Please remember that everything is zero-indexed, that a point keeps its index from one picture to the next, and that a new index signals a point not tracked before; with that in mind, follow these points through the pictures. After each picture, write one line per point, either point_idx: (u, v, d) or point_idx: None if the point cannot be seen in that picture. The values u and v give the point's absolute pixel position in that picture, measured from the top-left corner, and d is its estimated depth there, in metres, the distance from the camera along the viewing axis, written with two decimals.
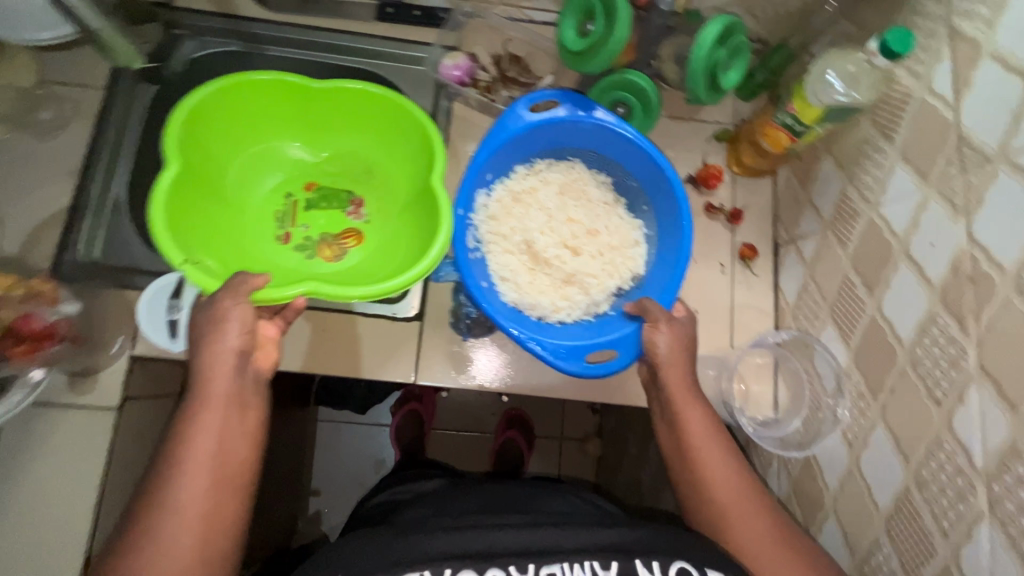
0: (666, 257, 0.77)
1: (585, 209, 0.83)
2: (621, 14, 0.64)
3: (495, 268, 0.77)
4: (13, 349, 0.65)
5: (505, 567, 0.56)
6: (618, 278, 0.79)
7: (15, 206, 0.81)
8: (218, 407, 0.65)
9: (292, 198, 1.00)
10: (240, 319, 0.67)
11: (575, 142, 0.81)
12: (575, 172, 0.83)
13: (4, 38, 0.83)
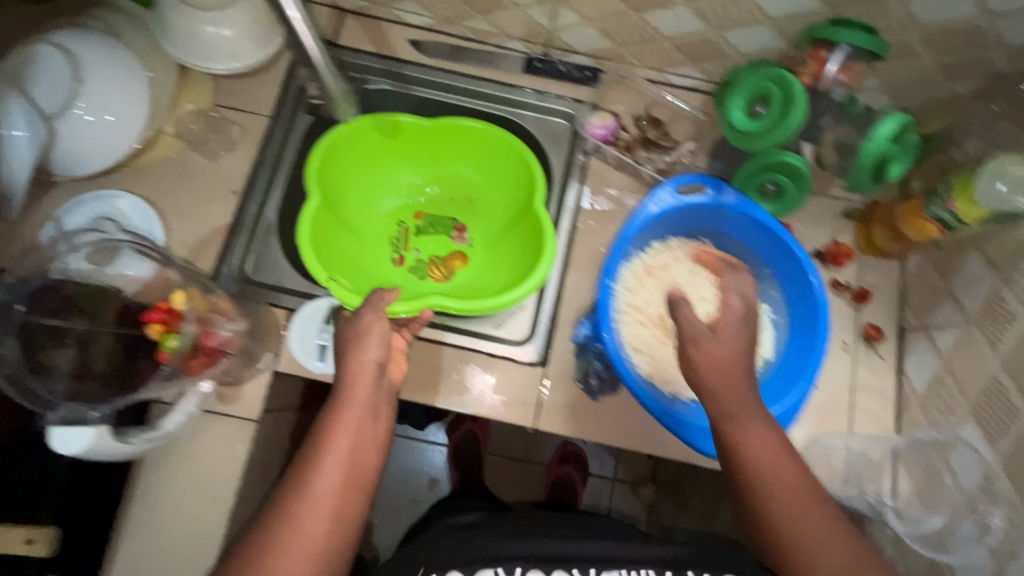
0: (801, 347, 0.77)
1: (716, 288, 0.84)
2: (804, 102, 0.65)
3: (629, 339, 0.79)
4: (191, 362, 0.71)
5: None
6: (749, 360, 0.80)
7: (182, 219, 0.88)
8: (354, 420, 0.64)
9: (404, 224, 1.04)
10: (380, 332, 0.69)
11: (706, 225, 0.84)
12: (706, 252, 0.85)
13: (190, 62, 0.89)
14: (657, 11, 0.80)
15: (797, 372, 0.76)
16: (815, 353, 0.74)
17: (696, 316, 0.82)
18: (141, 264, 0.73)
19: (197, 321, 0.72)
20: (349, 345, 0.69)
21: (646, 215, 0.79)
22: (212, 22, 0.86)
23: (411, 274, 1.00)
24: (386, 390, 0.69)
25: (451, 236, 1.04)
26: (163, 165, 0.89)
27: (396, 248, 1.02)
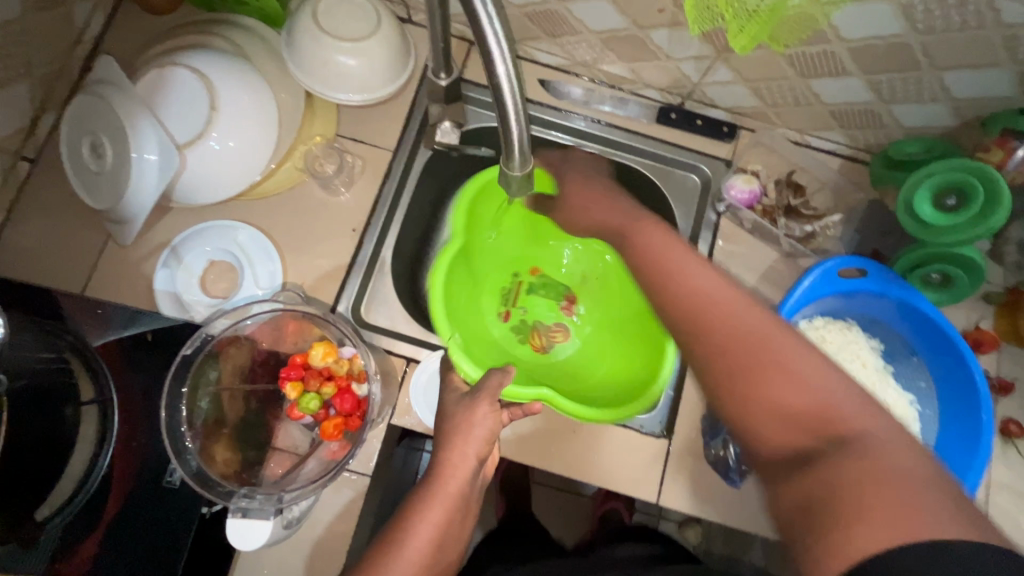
0: (965, 453, 0.72)
1: (861, 374, 0.79)
2: (1009, 201, 0.63)
3: None
4: (330, 423, 0.66)
5: None
6: None
7: (298, 255, 0.83)
8: (443, 505, 0.62)
9: (519, 277, 0.99)
10: (486, 431, 0.66)
11: (857, 304, 0.79)
12: (852, 333, 0.80)
13: (313, 91, 0.83)
14: (826, 78, 0.75)
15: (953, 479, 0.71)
16: (979, 463, 0.69)
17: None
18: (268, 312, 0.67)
19: (334, 380, 0.68)
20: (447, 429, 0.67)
21: (800, 294, 0.75)
22: (346, 52, 0.80)
23: (512, 332, 0.96)
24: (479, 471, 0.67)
25: (561, 305, 0.98)
26: (281, 195, 0.85)
27: (504, 300, 0.97)
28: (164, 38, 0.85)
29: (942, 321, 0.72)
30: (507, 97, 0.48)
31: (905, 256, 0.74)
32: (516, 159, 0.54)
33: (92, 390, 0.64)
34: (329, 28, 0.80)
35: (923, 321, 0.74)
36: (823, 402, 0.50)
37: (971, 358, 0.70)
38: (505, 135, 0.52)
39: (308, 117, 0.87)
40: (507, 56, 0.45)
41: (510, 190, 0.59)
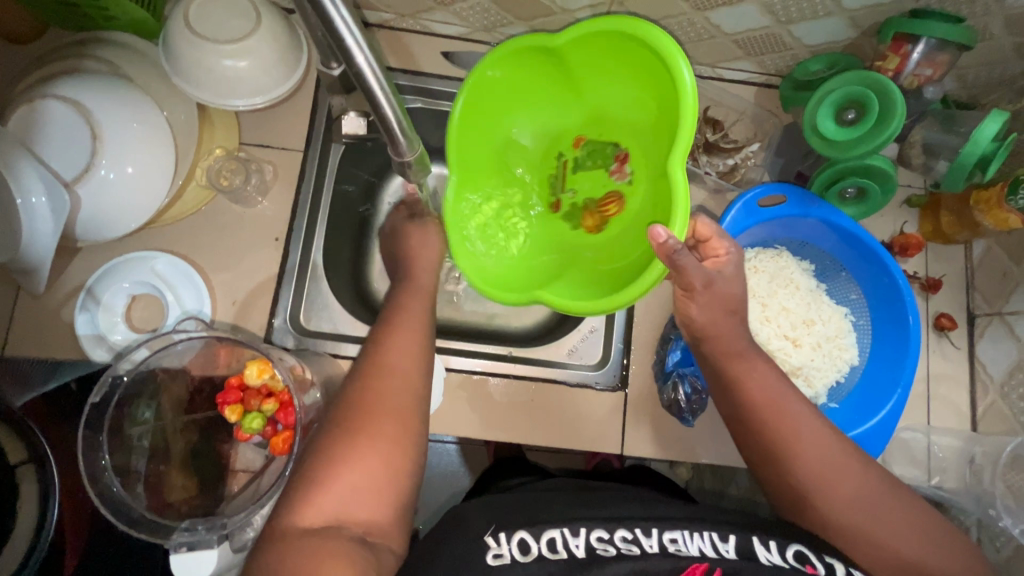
0: (897, 350, 0.75)
1: (795, 297, 0.82)
2: (903, 105, 0.64)
3: None
4: (278, 437, 0.66)
5: (632, 529, 0.56)
6: (838, 370, 0.79)
7: (226, 273, 0.81)
8: (411, 326, 0.64)
9: (563, 155, 0.80)
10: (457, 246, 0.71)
11: (786, 233, 0.81)
12: (784, 260, 0.83)
13: (204, 102, 0.79)
14: (722, 8, 0.74)
15: (890, 378, 0.74)
16: (912, 358, 0.72)
17: (783, 328, 0.80)
18: (192, 342, 0.64)
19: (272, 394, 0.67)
20: (383, 329, 0.64)
21: (730, 231, 0.75)
22: (227, 54, 0.76)
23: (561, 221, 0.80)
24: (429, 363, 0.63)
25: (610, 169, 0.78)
26: (195, 216, 0.82)
27: (553, 189, 0.81)
28: (37, 68, 0.80)
29: (864, 233, 0.74)
30: (374, 85, 0.48)
31: (820, 174, 0.75)
32: (403, 144, 0.55)
33: (23, 450, 0.61)
34: (205, 32, 0.75)
35: (845, 238, 0.76)
36: (817, 463, 0.60)
37: (893, 263, 0.72)
38: (384, 123, 0.53)
39: (205, 129, 0.83)
40: (362, 44, 0.44)
41: (409, 174, 0.61)
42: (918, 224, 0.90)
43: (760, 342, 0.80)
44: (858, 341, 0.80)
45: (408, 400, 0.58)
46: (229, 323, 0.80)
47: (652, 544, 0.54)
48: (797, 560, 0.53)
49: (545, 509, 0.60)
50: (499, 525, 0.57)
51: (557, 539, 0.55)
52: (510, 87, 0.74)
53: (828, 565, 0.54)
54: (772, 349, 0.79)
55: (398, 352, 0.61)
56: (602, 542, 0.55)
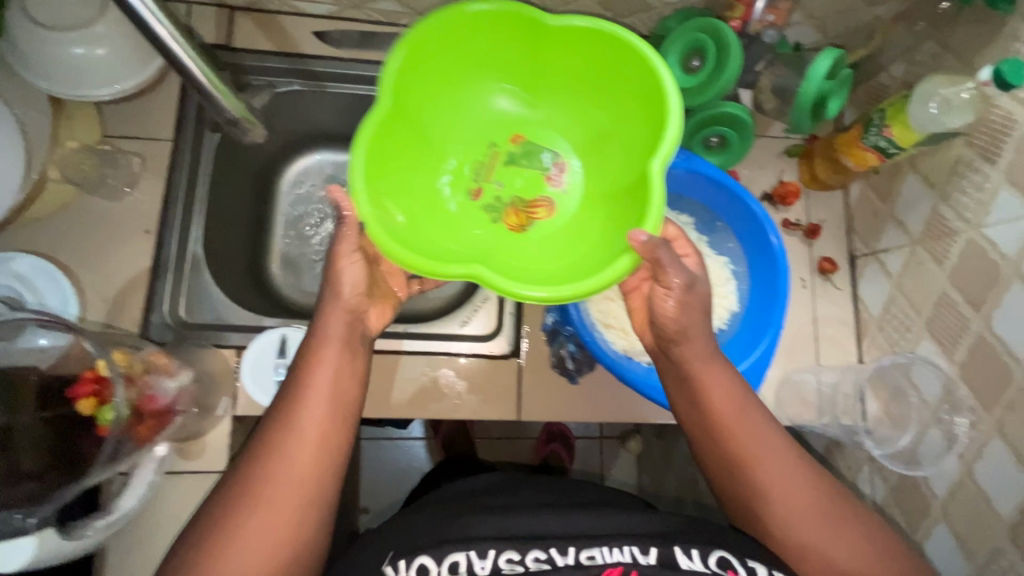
0: (768, 290, 0.78)
1: None
2: (737, 49, 0.65)
3: (599, 315, 0.80)
4: (139, 429, 0.64)
5: (546, 549, 0.61)
6: (718, 319, 0.81)
7: (93, 271, 0.78)
8: (332, 353, 0.61)
9: (497, 146, 0.76)
10: (353, 280, 0.63)
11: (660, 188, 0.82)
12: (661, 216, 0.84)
13: (60, 94, 0.76)
14: None
15: (763, 321, 0.76)
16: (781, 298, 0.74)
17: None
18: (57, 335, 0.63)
19: (134, 383, 0.65)
20: (301, 362, 0.61)
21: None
22: (80, 43, 0.74)
23: (480, 215, 0.73)
24: (354, 395, 0.62)
25: (547, 175, 0.75)
26: (58, 214, 0.79)
27: (475, 176, 0.75)
28: None
29: (727, 180, 0.76)
30: (196, 75, 0.65)
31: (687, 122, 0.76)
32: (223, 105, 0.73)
33: None
34: (47, 21, 0.73)
35: (710, 185, 0.78)
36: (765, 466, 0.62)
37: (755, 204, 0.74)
38: (203, 89, 0.69)
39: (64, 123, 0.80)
40: (157, 16, 0.57)
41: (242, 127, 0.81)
42: (796, 174, 0.93)
43: None
44: (737, 287, 0.82)
45: (326, 439, 0.58)
46: (101, 320, 0.77)
47: (564, 560, 0.60)
48: (720, 565, 0.58)
49: (463, 523, 0.64)
50: (399, 553, 0.60)
51: (461, 563, 0.59)
52: (460, 59, 0.68)
53: (751, 568, 0.58)
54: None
55: (310, 401, 0.59)
56: (510, 563, 0.60)
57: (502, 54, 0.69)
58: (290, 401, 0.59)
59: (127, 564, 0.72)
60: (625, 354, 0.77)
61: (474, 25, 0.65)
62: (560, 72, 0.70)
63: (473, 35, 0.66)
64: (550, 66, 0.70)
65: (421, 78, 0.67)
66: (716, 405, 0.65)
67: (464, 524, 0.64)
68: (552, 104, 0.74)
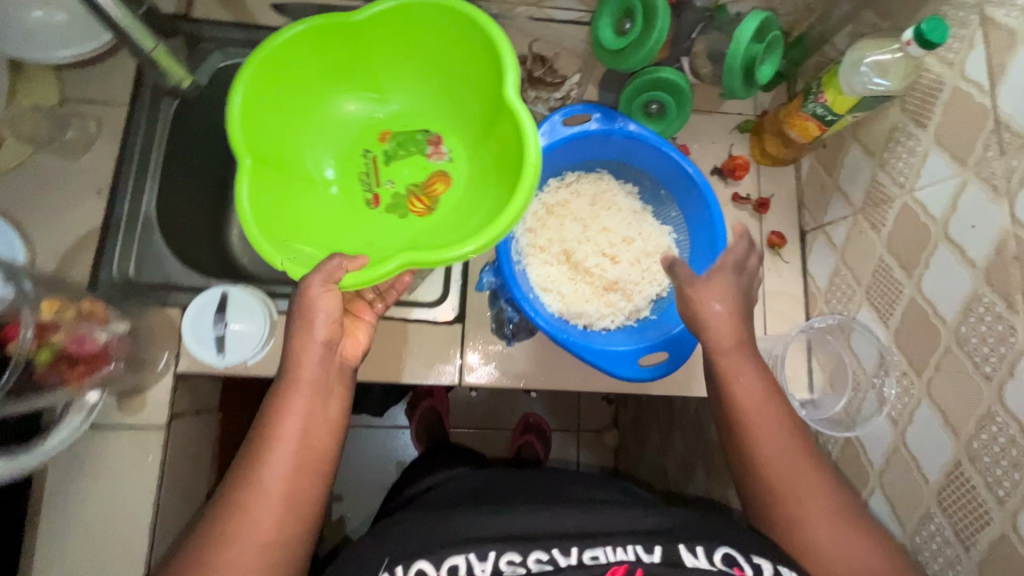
0: (704, 256, 0.78)
1: (618, 218, 0.84)
2: (663, 9, 0.66)
3: (538, 279, 0.80)
4: (70, 372, 0.65)
5: (549, 549, 0.62)
6: (658, 286, 0.81)
7: (44, 228, 0.80)
8: (303, 395, 0.63)
9: (371, 151, 0.86)
10: (328, 308, 0.64)
11: (604, 154, 0.82)
12: (605, 183, 0.85)
13: (19, 56, 0.79)
14: None
15: None
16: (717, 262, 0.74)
17: (603, 246, 0.82)
18: None
19: (60, 329, 0.64)
20: (275, 403, 0.62)
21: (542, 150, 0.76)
22: (40, 8, 0.80)
23: (388, 214, 0.84)
24: (327, 433, 0.64)
25: (426, 153, 0.86)
26: (14, 173, 0.81)
27: (366, 183, 0.85)
28: None
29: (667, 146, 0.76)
30: None
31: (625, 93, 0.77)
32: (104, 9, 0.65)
33: None
34: None
35: (651, 152, 0.78)
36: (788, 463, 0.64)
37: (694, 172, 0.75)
38: None
39: (22, 85, 0.82)
40: None
41: (148, 53, 0.74)
42: (748, 149, 0.93)
43: (578, 261, 0.81)
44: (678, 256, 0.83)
45: (296, 478, 0.60)
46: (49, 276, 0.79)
47: (568, 560, 0.61)
48: (725, 562, 0.59)
49: (458, 524, 0.66)
50: (395, 559, 0.61)
51: (461, 565, 0.60)
52: (296, 79, 0.78)
53: (757, 565, 0.58)
54: (588, 267, 0.81)
55: (280, 441, 0.60)
56: (512, 563, 0.61)
57: (315, 70, 0.78)
58: (264, 440, 0.60)
59: (76, 507, 0.74)
60: (562, 317, 0.77)
61: (296, 44, 0.74)
62: (372, 45, 0.78)
63: (297, 59, 0.76)
64: (363, 40, 0.77)
65: (262, 109, 0.75)
66: (741, 399, 0.67)
67: (461, 526, 0.65)
68: (399, 95, 0.85)
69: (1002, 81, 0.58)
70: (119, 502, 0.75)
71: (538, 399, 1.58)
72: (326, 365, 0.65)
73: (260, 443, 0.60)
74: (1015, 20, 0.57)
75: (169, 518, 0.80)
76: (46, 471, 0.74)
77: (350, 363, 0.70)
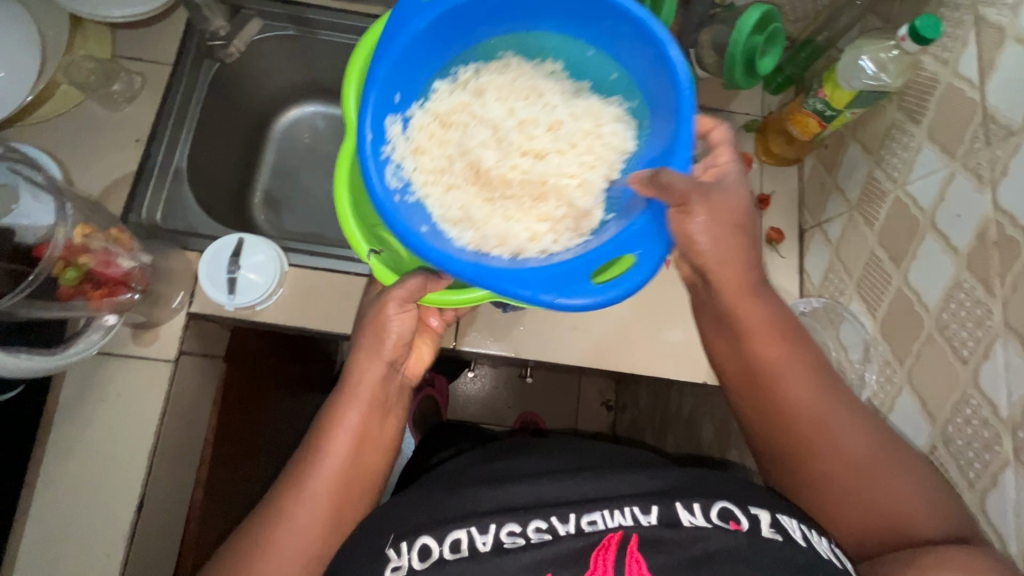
0: (665, 118, 0.58)
1: (534, 104, 0.66)
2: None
3: (439, 211, 0.60)
4: (92, 293, 0.70)
5: (547, 518, 0.61)
6: (602, 171, 0.64)
7: (85, 169, 0.87)
8: (360, 409, 0.66)
9: None
10: (400, 332, 0.67)
11: (501, 24, 0.61)
12: (515, 65, 0.65)
13: (79, 13, 0.85)
14: None
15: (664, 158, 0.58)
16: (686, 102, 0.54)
17: (524, 144, 0.65)
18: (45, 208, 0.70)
19: (90, 252, 0.69)
20: (335, 412, 0.66)
21: (416, 41, 0.54)
22: None
23: None
24: (378, 440, 0.67)
25: None
26: (63, 117, 0.88)
27: None
28: None
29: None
30: None
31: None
32: None
33: None
34: None
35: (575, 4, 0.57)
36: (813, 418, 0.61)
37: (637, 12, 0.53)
38: None
39: (80, 41, 0.90)
40: None
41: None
42: (751, 147, 0.96)
43: (486, 171, 0.64)
44: (626, 122, 0.65)
45: (344, 485, 0.64)
46: None
47: (565, 528, 0.59)
48: (722, 517, 0.58)
49: (461, 498, 0.65)
50: (401, 535, 0.61)
51: (462, 540, 0.59)
52: None
53: (753, 516, 0.58)
54: (508, 177, 0.64)
55: (335, 449, 0.64)
56: (512, 535, 0.59)
57: None
58: (318, 440, 0.64)
59: (82, 430, 0.79)
60: (474, 250, 0.58)
61: None
62: None
63: None
64: None
65: None
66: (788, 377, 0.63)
67: (464, 498, 0.65)
68: None
69: (990, 75, 0.60)
70: (123, 428, 0.79)
71: (536, 399, 1.59)
72: (385, 383, 0.68)
73: (315, 443, 0.64)
74: (1005, 18, 0.59)
75: (168, 451, 0.84)
76: (60, 391, 0.79)
77: (410, 382, 0.74)
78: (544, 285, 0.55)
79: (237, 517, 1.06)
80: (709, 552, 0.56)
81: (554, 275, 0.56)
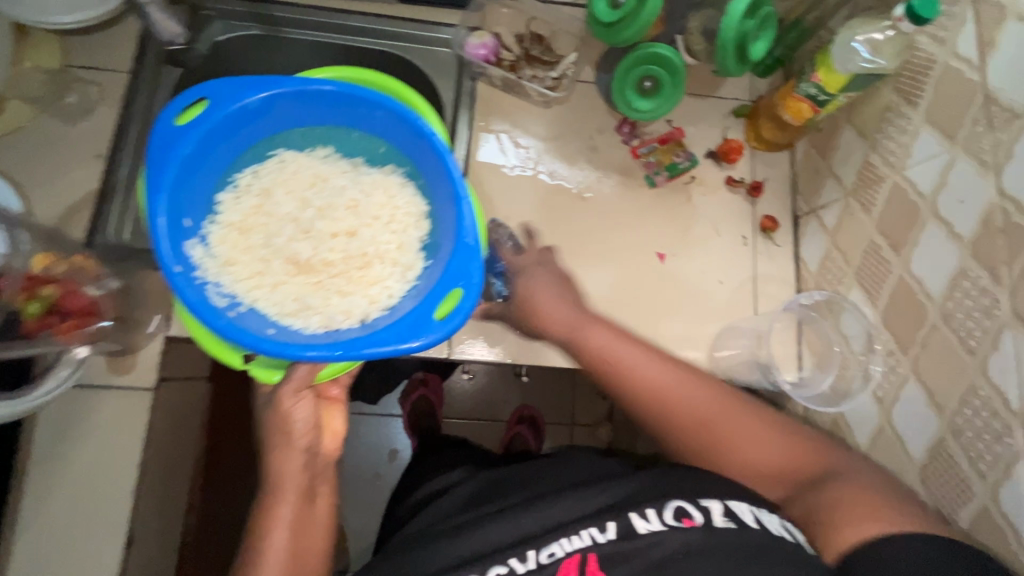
0: (444, 184, 0.61)
1: (328, 189, 0.67)
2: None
3: (270, 310, 0.60)
4: (61, 326, 0.66)
5: (506, 561, 0.58)
6: (414, 232, 0.65)
7: (43, 189, 0.81)
8: (289, 501, 0.63)
9: None
10: (306, 416, 0.65)
11: (262, 128, 0.62)
12: (292, 162, 0.66)
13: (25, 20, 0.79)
14: None
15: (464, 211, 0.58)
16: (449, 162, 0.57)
17: (334, 227, 0.66)
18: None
19: (53, 282, 0.66)
20: (263, 508, 0.63)
21: (183, 168, 0.55)
22: None
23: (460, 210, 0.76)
24: (315, 527, 0.65)
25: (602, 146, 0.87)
26: (14, 134, 0.82)
27: None
28: None
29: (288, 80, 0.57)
30: None
31: (618, 98, 0.83)
32: None
33: None
34: None
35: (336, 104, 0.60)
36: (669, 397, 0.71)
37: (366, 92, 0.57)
38: None
39: (28, 51, 0.84)
40: None
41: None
42: (742, 133, 0.93)
43: (302, 262, 0.63)
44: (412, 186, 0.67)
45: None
46: None
47: (527, 566, 0.57)
48: (676, 517, 0.57)
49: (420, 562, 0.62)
50: None
51: None
52: None
53: (705, 507, 0.57)
54: (327, 259, 0.64)
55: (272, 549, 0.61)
56: None
57: None
58: (253, 541, 0.62)
59: (60, 469, 0.75)
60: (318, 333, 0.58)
61: None
62: None
63: None
64: None
65: None
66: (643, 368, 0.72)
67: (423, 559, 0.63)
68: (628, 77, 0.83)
69: (992, 54, 0.58)
70: (104, 463, 0.76)
71: (531, 394, 1.57)
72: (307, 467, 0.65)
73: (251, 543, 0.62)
74: None
75: (155, 482, 0.80)
76: (33, 429, 0.75)
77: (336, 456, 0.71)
78: (387, 336, 0.53)
79: (228, 542, 1.03)
80: (671, 556, 0.55)
81: (401, 323, 0.55)
